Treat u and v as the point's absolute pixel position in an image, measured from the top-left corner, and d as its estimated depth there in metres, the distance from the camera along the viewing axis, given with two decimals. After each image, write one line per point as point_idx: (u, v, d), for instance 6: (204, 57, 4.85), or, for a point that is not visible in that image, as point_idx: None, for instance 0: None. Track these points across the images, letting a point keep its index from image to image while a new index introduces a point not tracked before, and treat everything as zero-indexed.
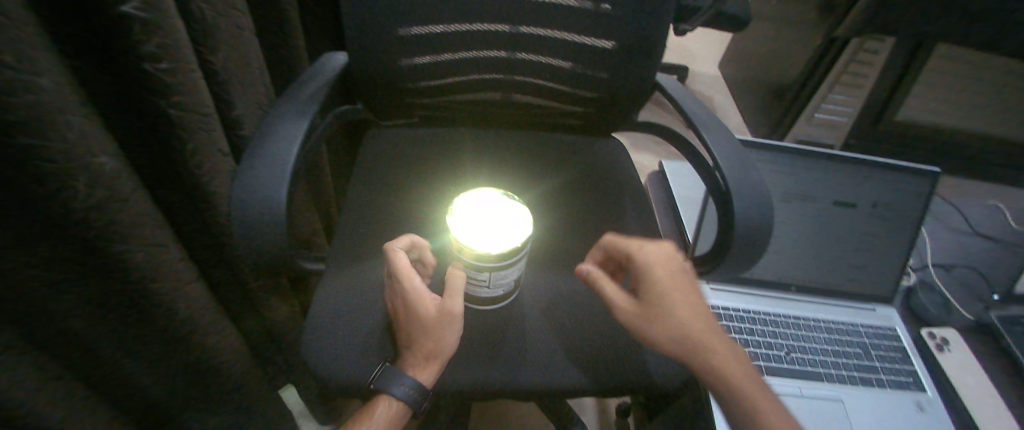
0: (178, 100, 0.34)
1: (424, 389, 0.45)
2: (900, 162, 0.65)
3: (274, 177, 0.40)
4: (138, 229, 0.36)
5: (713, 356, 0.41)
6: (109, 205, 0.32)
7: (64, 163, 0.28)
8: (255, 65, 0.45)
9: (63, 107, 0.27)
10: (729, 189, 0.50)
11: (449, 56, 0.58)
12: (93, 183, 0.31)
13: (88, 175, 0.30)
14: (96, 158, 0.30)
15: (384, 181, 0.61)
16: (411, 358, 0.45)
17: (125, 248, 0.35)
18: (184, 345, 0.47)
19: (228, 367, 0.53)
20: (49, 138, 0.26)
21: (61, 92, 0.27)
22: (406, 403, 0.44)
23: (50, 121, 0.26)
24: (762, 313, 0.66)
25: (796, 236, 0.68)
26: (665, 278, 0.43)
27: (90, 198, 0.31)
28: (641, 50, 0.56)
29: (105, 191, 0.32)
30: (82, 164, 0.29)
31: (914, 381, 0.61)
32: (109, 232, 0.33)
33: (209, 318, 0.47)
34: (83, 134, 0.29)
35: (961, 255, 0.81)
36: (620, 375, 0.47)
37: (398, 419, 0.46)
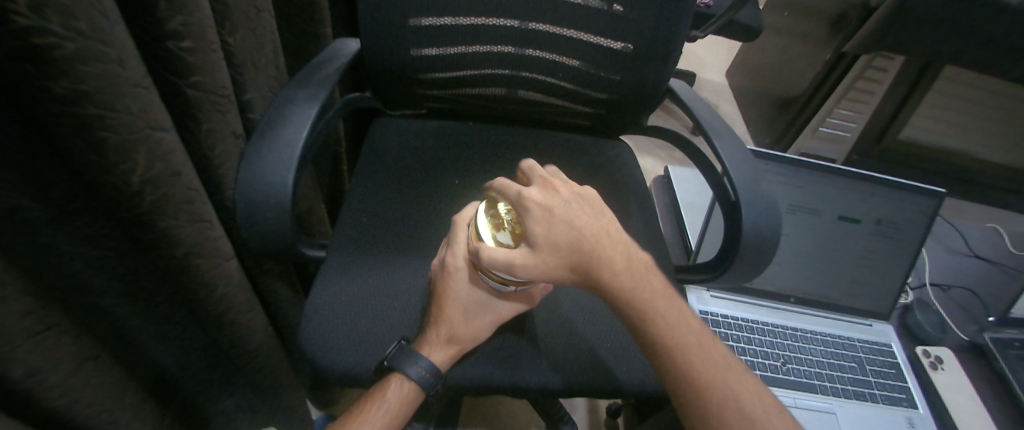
0: (197, 81, 0.34)
1: (438, 373, 0.45)
2: (904, 180, 0.65)
3: (280, 162, 0.40)
4: (190, 205, 0.35)
5: (645, 297, 0.41)
6: (166, 179, 0.32)
7: (127, 134, 0.28)
8: (269, 47, 0.45)
9: (131, 78, 0.27)
10: (738, 198, 0.50)
11: (462, 49, 0.58)
12: (155, 156, 0.30)
13: (150, 148, 0.30)
14: (159, 131, 0.30)
15: (392, 172, 0.61)
16: (432, 339, 0.45)
17: (175, 224, 0.34)
18: (209, 327, 0.46)
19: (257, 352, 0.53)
20: (117, 109, 0.27)
21: (131, 64, 0.27)
22: (419, 384, 0.43)
23: (116, 92, 0.26)
24: (760, 322, 0.66)
25: (799, 249, 0.69)
26: (583, 214, 0.42)
27: (149, 173, 0.30)
28: (655, 53, 0.56)
29: (164, 165, 0.31)
30: (143, 136, 0.29)
31: (908, 398, 0.62)
32: (162, 205, 0.32)
33: (245, 298, 0.47)
34: (148, 107, 0.29)
35: (958, 275, 0.82)
36: (609, 377, 0.48)
37: (406, 408, 0.44)
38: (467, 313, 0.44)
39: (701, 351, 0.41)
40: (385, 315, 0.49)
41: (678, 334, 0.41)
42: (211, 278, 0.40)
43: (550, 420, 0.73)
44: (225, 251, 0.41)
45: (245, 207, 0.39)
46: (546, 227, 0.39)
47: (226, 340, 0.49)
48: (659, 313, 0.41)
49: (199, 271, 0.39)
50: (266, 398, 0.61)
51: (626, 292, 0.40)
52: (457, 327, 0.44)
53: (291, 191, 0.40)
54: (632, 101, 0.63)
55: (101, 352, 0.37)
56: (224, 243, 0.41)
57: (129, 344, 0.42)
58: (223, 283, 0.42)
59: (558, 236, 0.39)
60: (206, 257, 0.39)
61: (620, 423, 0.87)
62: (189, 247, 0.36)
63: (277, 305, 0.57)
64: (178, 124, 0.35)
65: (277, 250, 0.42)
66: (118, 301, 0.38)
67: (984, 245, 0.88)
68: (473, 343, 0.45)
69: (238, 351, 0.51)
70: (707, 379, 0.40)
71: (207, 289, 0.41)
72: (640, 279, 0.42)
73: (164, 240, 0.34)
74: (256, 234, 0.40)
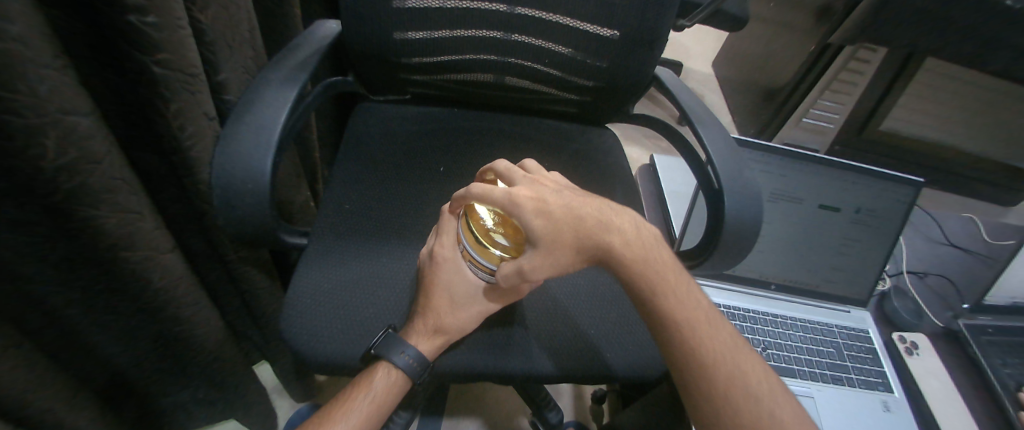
0: (163, 59, 0.32)
1: (426, 362, 0.44)
2: (885, 170, 0.66)
3: (257, 146, 0.39)
4: (114, 195, 0.34)
5: (655, 267, 0.42)
6: (85, 167, 0.31)
7: (36, 119, 0.27)
8: (244, 26, 0.43)
9: (32, 59, 0.26)
10: (722, 186, 0.50)
11: (446, 33, 0.57)
12: (67, 141, 0.29)
13: (63, 132, 0.29)
14: (74, 116, 0.29)
15: (373, 158, 0.60)
16: (419, 330, 0.45)
17: (94, 214, 0.33)
18: (159, 318, 0.46)
19: (204, 343, 0.52)
20: (20, 92, 0.25)
21: (34, 44, 0.26)
22: (406, 372, 0.43)
23: (18, 72, 0.25)
24: (742, 309, 0.67)
25: (781, 237, 0.69)
26: (574, 199, 0.41)
27: (63, 159, 0.29)
28: (641, 41, 0.56)
29: (82, 152, 0.30)
30: (55, 121, 0.28)
31: (884, 382, 0.63)
32: (79, 194, 0.32)
33: (188, 291, 0.45)
34: (58, 89, 0.28)
35: (935, 263, 0.84)
36: (598, 363, 0.48)
37: (394, 394, 0.45)
38: (458, 303, 0.44)
39: (710, 328, 0.41)
40: (367, 302, 0.48)
41: (686, 308, 0.41)
42: (145, 270, 0.40)
43: (536, 407, 0.73)
44: (164, 244, 0.40)
45: (221, 192, 0.38)
46: (543, 220, 0.39)
47: (179, 329, 0.48)
48: (668, 287, 0.41)
49: (131, 263, 0.38)
50: (230, 387, 0.61)
51: (637, 261, 0.41)
52: (445, 317, 0.44)
53: (269, 175, 0.39)
54: (617, 89, 0.63)
55: (22, 342, 0.38)
56: (160, 235, 0.40)
57: (65, 322, 0.43)
58: (161, 276, 0.41)
59: (556, 219, 0.39)
60: (141, 248, 0.38)
61: (604, 409, 0.89)
62: (117, 238, 0.36)
63: (253, 293, 0.56)
64: (147, 101, 0.34)
65: (256, 235, 0.41)
66: (53, 281, 0.39)
67: (959, 235, 0.90)
68: (460, 333, 0.45)
69: (185, 344, 0.50)
70: (712, 358, 0.39)
71: (143, 281, 0.40)
72: (648, 252, 0.42)
73: (88, 230, 0.34)
74: (231, 219, 0.39)
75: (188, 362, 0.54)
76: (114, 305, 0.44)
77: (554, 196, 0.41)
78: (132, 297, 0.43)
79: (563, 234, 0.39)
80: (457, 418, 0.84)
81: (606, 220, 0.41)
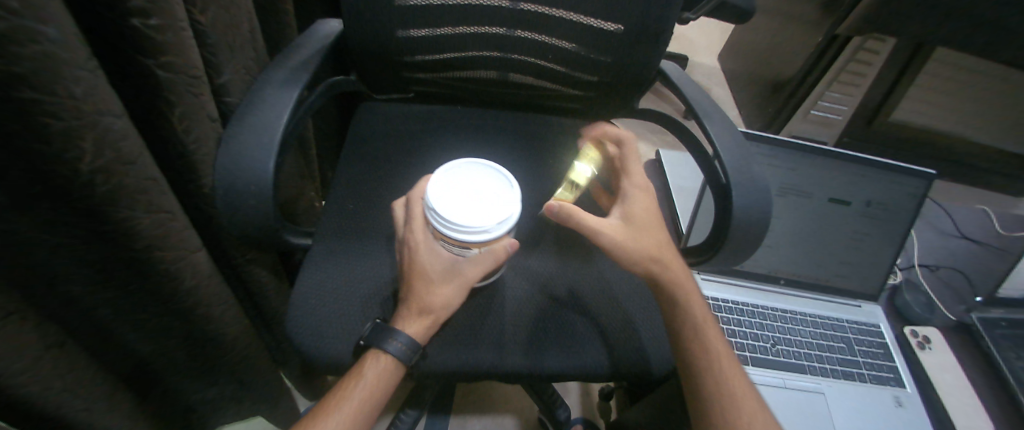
0: (168, 61, 0.32)
1: (418, 346, 0.44)
2: (895, 162, 0.65)
3: (260, 148, 0.39)
4: (147, 194, 0.34)
5: (679, 286, 0.49)
6: (118, 168, 0.31)
7: (73, 120, 0.27)
8: (244, 26, 0.43)
9: (71, 60, 0.26)
10: (729, 181, 0.50)
11: (449, 30, 0.56)
12: (102, 144, 0.29)
13: (98, 134, 0.29)
14: (107, 117, 0.29)
15: (378, 157, 0.60)
16: (407, 314, 0.44)
17: (130, 214, 0.33)
18: (190, 316, 0.46)
19: (234, 339, 0.53)
20: (58, 95, 0.25)
21: (72, 45, 0.26)
22: (398, 359, 0.43)
23: (56, 75, 0.25)
24: (750, 304, 0.66)
25: (790, 231, 0.68)
26: (648, 204, 0.50)
27: (99, 161, 0.30)
28: (646, 35, 0.55)
29: (115, 153, 0.30)
30: (90, 122, 0.28)
31: (895, 377, 0.62)
32: (112, 196, 0.31)
33: (218, 289, 0.46)
34: (93, 91, 0.28)
35: (946, 255, 0.83)
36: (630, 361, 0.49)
37: (382, 384, 0.43)
38: (437, 280, 0.43)
39: (722, 349, 0.47)
40: (372, 302, 0.48)
41: (703, 327, 0.48)
42: (178, 270, 0.40)
43: (544, 404, 0.73)
44: (194, 244, 0.41)
45: (225, 194, 0.38)
46: (644, 205, 0.50)
47: (209, 327, 0.48)
48: (690, 306, 0.48)
49: (163, 263, 0.38)
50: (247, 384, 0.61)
51: (667, 280, 0.48)
52: (429, 297, 0.43)
53: (272, 177, 0.39)
54: (623, 84, 0.62)
55: (61, 338, 0.38)
56: (190, 235, 0.40)
57: (102, 321, 0.42)
58: (192, 275, 0.42)
59: (641, 217, 0.49)
60: (170, 248, 0.38)
61: (613, 405, 0.89)
62: (150, 239, 0.36)
63: (262, 293, 0.56)
64: (151, 107, 0.34)
65: (261, 237, 0.41)
66: (88, 282, 0.38)
67: (972, 227, 0.88)
68: (447, 311, 0.44)
69: (211, 342, 0.51)
70: (726, 372, 0.46)
71: (174, 282, 0.40)
72: (675, 274, 0.49)
73: (122, 232, 0.34)
74: (237, 222, 0.39)
75: (220, 360, 0.54)
76: (149, 308, 0.44)
77: (644, 189, 0.51)
78: (164, 298, 0.42)
79: (643, 223, 0.49)
80: (464, 416, 0.85)
81: (653, 235, 0.49)
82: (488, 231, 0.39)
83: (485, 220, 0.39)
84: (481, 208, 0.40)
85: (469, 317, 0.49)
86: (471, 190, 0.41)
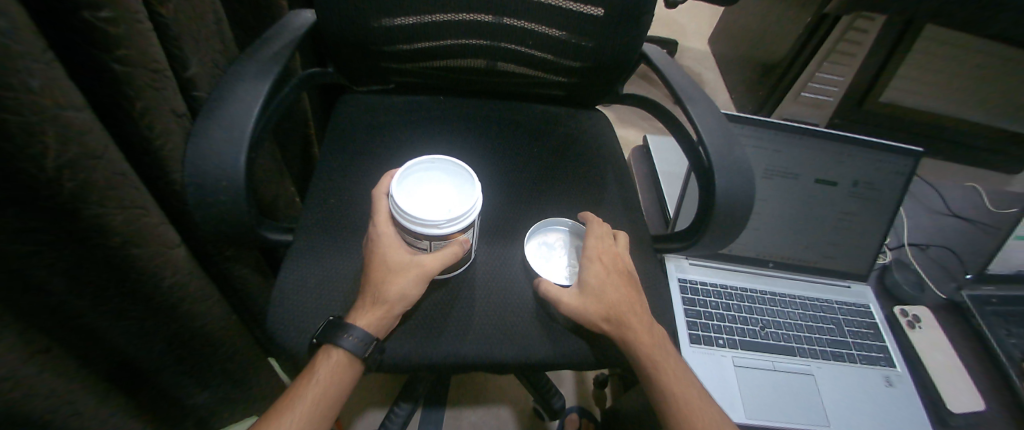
0: (123, 55, 0.31)
1: (373, 339, 0.43)
2: (882, 140, 0.64)
3: (232, 143, 0.38)
4: (118, 190, 0.33)
5: (638, 347, 0.46)
6: (86, 163, 0.30)
7: (32, 115, 0.26)
8: (209, 18, 0.42)
9: (23, 51, 0.25)
10: (712, 165, 0.49)
11: (428, 18, 0.55)
12: (67, 139, 0.29)
13: (61, 128, 0.28)
14: (70, 110, 0.28)
15: (357, 150, 0.59)
16: (361, 307, 0.44)
17: (101, 212, 0.32)
18: (175, 314, 0.45)
19: (221, 336, 0.52)
20: (12, 88, 0.25)
21: (25, 37, 0.25)
22: (353, 354, 0.42)
23: (8, 67, 0.24)
24: (738, 288, 0.66)
25: (776, 214, 0.68)
26: (601, 272, 0.49)
27: (65, 156, 0.29)
28: (626, 17, 0.54)
29: (82, 147, 0.30)
30: (52, 117, 0.27)
31: (885, 357, 0.62)
32: (84, 191, 0.31)
33: (199, 284, 0.46)
34: (52, 83, 0.27)
35: (935, 233, 0.82)
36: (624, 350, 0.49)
37: (340, 377, 0.43)
38: (395, 270, 0.43)
39: (698, 404, 0.47)
40: (351, 294, 0.48)
41: (672, 394, 0.46)
42: (155, 268, 0.39)
43: (539, 394, 0.72)
44: (172, 239, 0.40)
45: (196, 190, 0.37)
46: (600, 269, 0.49)
47: (194, 324, 0.48)
48: (655, 375, 0.46)
49: (142, 260, 0.38)
50: (236, 383, 0.61)
51: (630, 345, 0.46)
52: (382, 289, 0.43)
53: (245, 172, 0.38)
54: (605, 68, 0.61)
55: (52, 346, 0.37)
56: (167, 230, 0.39)
57: (90, 328, 0.41)
58: (172, 273, 0.41)
59: (595, 279, 0.48)
60: (147, 245, 0.37)
61: (607, 393, 0.89)
62: (125, 236, 0.35)
63: (245, 289, 0.56)
64: (111, 103, 0.33)
65: (235, 234, 0.40)
66: (69, 286, 0.37)
67: (962, 204, 0.88)
68: (402, 302, 0.43)
69: (199, 340, 0.50)
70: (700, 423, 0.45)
71: (154, 279, 0.40)
72: (631, 338, 0.46)
73: (96, 231, 0.33)
74: (209, 217, 0.38)
75: (208, 358, 0.54)
76: (136, 309, 0.43)
77: (602, 249, 0.50)
78: (148, 297, 0.41)
79: (598, 285, 0.48)
80: (458, 408, 0.85)
81: (603, 294, 0.47)
82: (439, 226, 0.40)
83: (436, 216, 0.40)
84: (439, 209, 0.41)
85: (450, 312, 0.48)
86: (432, 193, 0.43)
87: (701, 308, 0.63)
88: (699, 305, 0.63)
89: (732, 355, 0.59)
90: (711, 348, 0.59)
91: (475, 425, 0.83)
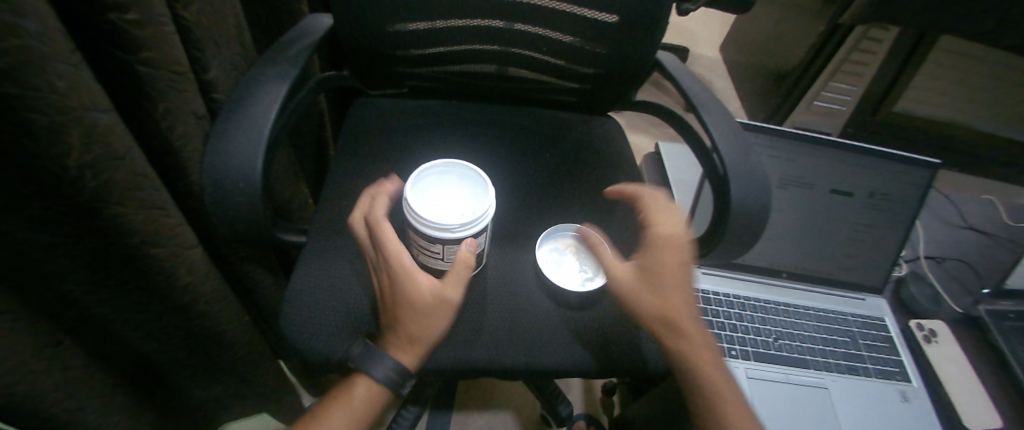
0: (148, 57, 0.32)
1: (406, 373, 0.44)
2: (899, 152, 0.63)
3: (250, 145, 0.39)
4: (139, 191, 0.34)
5: (682, 335, 0.46)
6: (108, 164, 0.31)
7: (58, 115, 0.26)
8: (231, 21, 0.42)
9: (53, 53, 0.25)
10: (728, 173, 0.49)
11: (444, 23, 0.55)
12: (91, 139, 0.29)
13: (85, 129, 0.28)
14: (95, 111, 0.28)
15: (371, 153, 0.59)
16: (393, 341, 0.43)
17: (121, 211, 0.33)
18: (187, 313, 0.45)
19: (234, 338, 0.52)
20: (41, 90, 0.25)
21: (56, 39, 0.25)
22: (386, 385, 0.43)
23: (38, 68, 0.24)
24: (751, 298, 0.65)
25: (790, 224, 0.68)
26: (666, 258, 0.48)
27: (88, 156, 0.29)
28: (642, 25, 0.54)
29: (105, 148, 0.30)
30: (77, 118, 0.27)
31: (901, 372, 0.61)
32: (105, 191, 0.31)
33: (214, 285, 0.46)
34: (79, 84, 0.27)
35: (952, 247, 0.81)
36: (636, 360, 0.48)
37: (374, 403, 0.44)
38: (423, 309, 0.42)
39: (731, 400, 0.46)
40: (364, 298, 0.48)
41: (712, 389, 0.46)
42: (172, 269, 0.40)
43: (546, 400, 0.72)
44: (189, 240, 0.40)
45: (214, 191, 0.38)
46: (664, 254, 0.48)
47: (206, 324, 0.48)
48: (696, 366, 0.46)
49: (159, 260, 0.38)
50: (247, 383, 0.61)
51: (673, 334, 0.46)
52: (415, 327, 0.43)
53: (262, 175, 0.38)
54: (619, 75, 0.61)
55: (60, 338, 0.38)
56: (186, 231, 0.40)
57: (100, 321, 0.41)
58: (187, 273, 0.41)
59: (658, 267, 0.48)
60: (165, 245, 0.38)
61: (615, 401, 0.88)
62: (144, 236, 0.35)
63: (257, 290, 0.56)
64: (133, 104, 0.34)
65: (251, 236, 0.40)
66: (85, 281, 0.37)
67: (979, 217, 0.87)
68: (434, 338, 0.44)
69: (212, 339, 0.51)
70: (726, 417, 0.45)
71: (170, 279, 0.40)
72: (680, 327, 0.46)
73: (115, 229, 0.33)
74: (226, 218, 0.38)
75: (218, 358, 0.54)
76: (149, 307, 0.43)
77: (669, 235, 0.49)
78: (161, 296, 0.42)
79: (653, 273, 0.48)
80: (465, 412, 0.84)
81: (661, 282, 0.47)
82: (451, 230, 0.40)
83: (449, 220, 0.40)
84: (453, 214, 0.41)
85: (463, 318, 0.48)
86: (446, 197, 0.43)
87: (714, 318, 0.62)
88: (711, 315, 0.62)
89: (744, 367, 0.58)
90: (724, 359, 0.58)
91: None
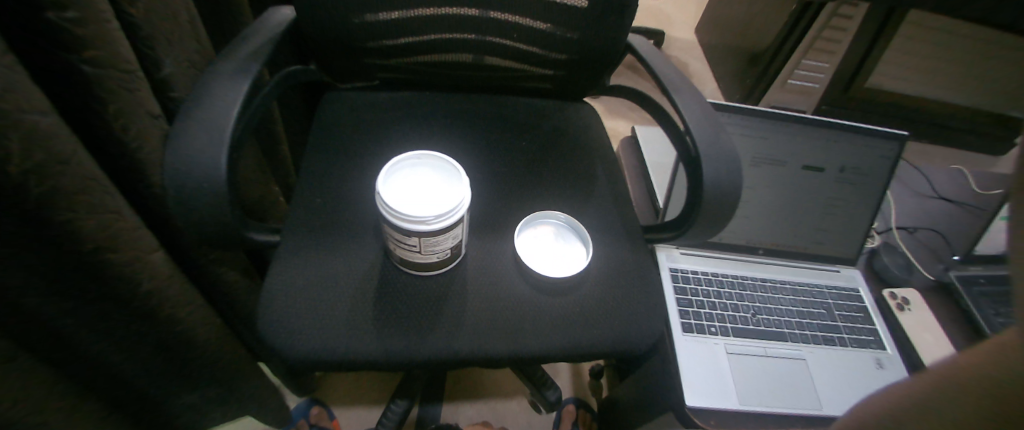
0: (92, 56, 0.30)
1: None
2: (868, 125, 0.65)
3: (211, 144, 0.38)
4: (90, 195, 0.33)
5: None
6: (55, 168, 0.30)
7: None
8: (183, 16, 0.41)
9: None
10: (700, 154, 0.49)
11: (413, 13, 0.55)
12: (32, 144, 0.28)
13: (24, 132, 0.27)
14: (33, 114, 0.27)
15: (343, 148, 0.58)
16: None
17: (72, 217, 0.32)
18: (153, 319, 0.44)
19: (204, 343, 0.52)
20: None
21: None
22: None
23: None
24: (729, 276, 0.67)
25: (765, 201, 0.69)
26: None
27: (30, 162, 0.28)
28: (610, 8, 0.54)
29: (48, 153, 0.29)
30: (14, 121, 0.26)
31: (876, 339, 0.62)
32: (53, 197, 0.30)
33: (179, 290, 0.45)
34: (11, 87, 0.26)
35: (923, 216, 0.83)
36: (613, 341, 0.48)
37: None
38: None
39: None
40: (340, 293, 0.47)
41: None
42: (131, 273, 0.39)
43: (532, 385, 0.72)
44: (148, 244, 0.39)
45: (178, 191, 0.37)
46: None
47: (176, 329, 0.47)
48: None
49: (117, 265, 0.37)
50: (225, 387, 0.60)
51: None
52: None
53: (225, 174, 0.37)
54: (590, 60, 0.61)
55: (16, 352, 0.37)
56: (141, 235, 0.39)
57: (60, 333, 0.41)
58: (149, 278, 0.41)
59: None
60: (121, 250, 0.37)
61: (602, 383, 0.89)
62: (99, 241, 0.35)
63: (231, 291, 0.55)
64: (81, 106, 0.33)
65: (220, 237, 0.40)
66: (41, 295, 0.37)
67: (947, 187, 0.89)
68: None
69: (185, 345, 0.50)
70: None
71: (132, 284, 0.39)
72: None
73: (68, 236, 0.33)
74: (188, 219, 0.38)
75: (191, 364, 0.53)
76: (112, 315, 0.42)
77: None
78: (124, 301, 0.41)
79: None
80: (455, 403, 0.84)
81: None
82: (426, 223, 0.39)
83: (424, 213, 0.40)
84: (427, 205, 0.41)
85: (443, 310, 0.48)
86: (422, 189, 0.43)
87: (693, 296, 0.63)
88: (690, 294, 0.64)
89: (723, 343, 0.59)
90: (703, 336, 0.59)
91: (472, 420, 0.83)
